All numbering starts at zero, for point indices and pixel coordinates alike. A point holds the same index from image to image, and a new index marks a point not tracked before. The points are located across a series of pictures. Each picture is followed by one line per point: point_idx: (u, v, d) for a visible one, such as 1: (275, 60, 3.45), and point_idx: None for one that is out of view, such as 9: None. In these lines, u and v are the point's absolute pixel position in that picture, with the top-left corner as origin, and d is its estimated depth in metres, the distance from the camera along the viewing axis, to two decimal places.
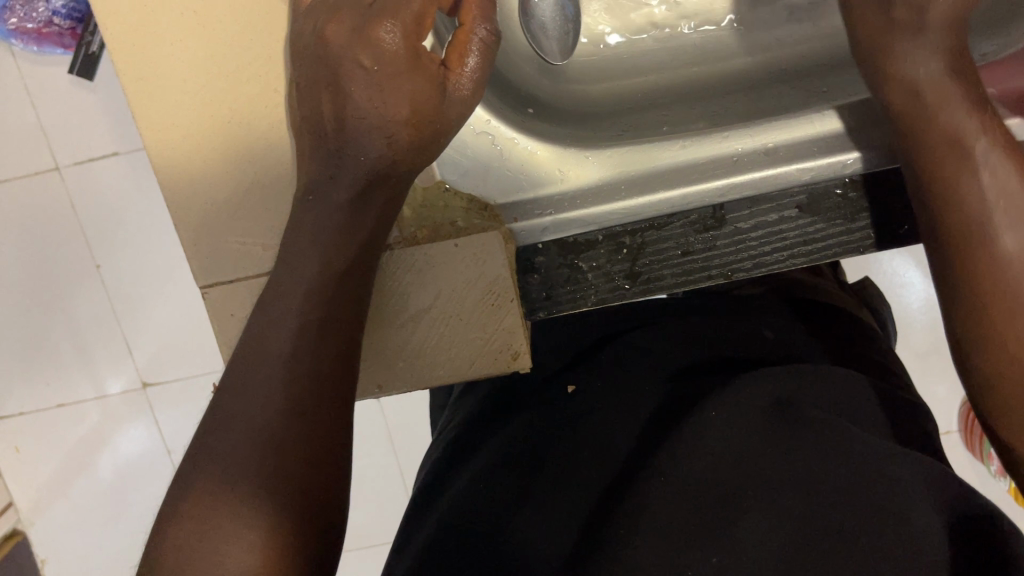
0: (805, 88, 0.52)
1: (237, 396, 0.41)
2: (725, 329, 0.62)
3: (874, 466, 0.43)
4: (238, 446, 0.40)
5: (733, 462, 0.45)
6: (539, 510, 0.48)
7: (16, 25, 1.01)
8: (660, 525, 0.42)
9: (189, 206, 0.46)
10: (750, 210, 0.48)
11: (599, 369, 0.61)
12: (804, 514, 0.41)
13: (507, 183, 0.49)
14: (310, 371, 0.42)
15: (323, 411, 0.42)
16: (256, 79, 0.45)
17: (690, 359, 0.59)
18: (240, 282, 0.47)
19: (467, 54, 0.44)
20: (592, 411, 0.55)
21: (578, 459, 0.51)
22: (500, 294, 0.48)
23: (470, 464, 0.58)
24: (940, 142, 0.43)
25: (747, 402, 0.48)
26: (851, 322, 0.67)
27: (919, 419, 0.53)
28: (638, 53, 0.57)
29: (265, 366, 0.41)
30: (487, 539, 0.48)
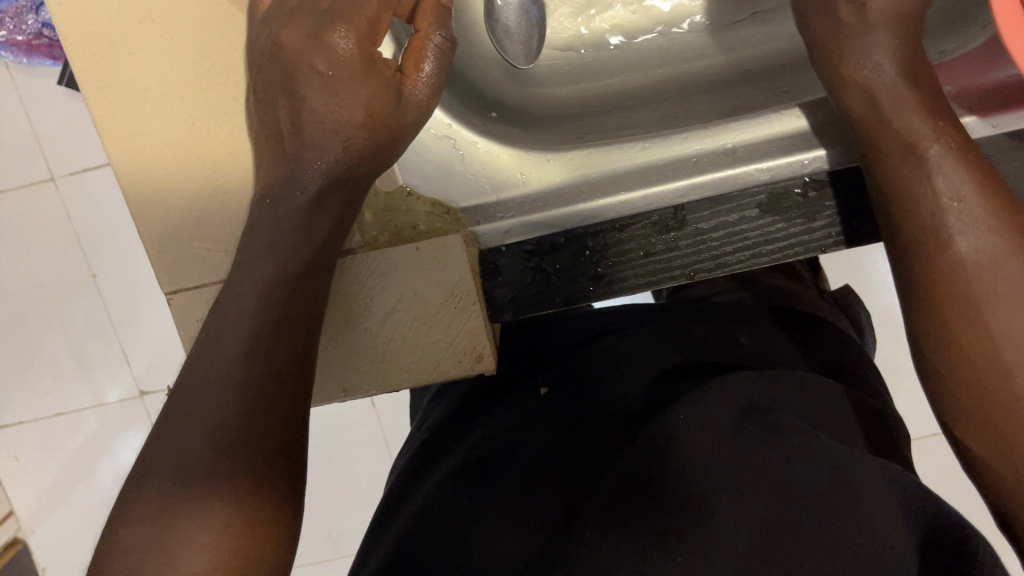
0: (766, 89, 0.53)
1: (192, 399, 0.41)
2: (698, 334, 0.63)
3: (843, 465, 0.42)
4: (192, 451, 0.40)
5: (704, 459, 0.44)
6: (509, 509, 0.48)
7: (6, 38, 1.03)
8: (627, 530, 0.42)
9: (152, 212, 0.47)
10: (710, 210, 0.48)
11: (573, 372, 0.61)
12: (771, 514, 0.41)
13: (471, 188, 0.49)
14: (265, 373, 0.42)
15: (281, 413, 0.42)
16: (214, 86, 0.46)
17: (667, 362, 0.59)
18: (204, 288, 0.48)
19: (422, 59, 0.44)
20: (566, 414, 0.55)
21: (546, 462, 0.51)
22: (463, 296, 0.49)
23: (445, 464, 0.58)
24: (896, 149, 0.42)
25: (718, 403, 0.48)
26: (827, 327, 0.68)
27: (888, 425, 0.53)
28: (604, 56, 0.58)
29: (220, 368, 0.41)
30: (452, 540, 0.47)
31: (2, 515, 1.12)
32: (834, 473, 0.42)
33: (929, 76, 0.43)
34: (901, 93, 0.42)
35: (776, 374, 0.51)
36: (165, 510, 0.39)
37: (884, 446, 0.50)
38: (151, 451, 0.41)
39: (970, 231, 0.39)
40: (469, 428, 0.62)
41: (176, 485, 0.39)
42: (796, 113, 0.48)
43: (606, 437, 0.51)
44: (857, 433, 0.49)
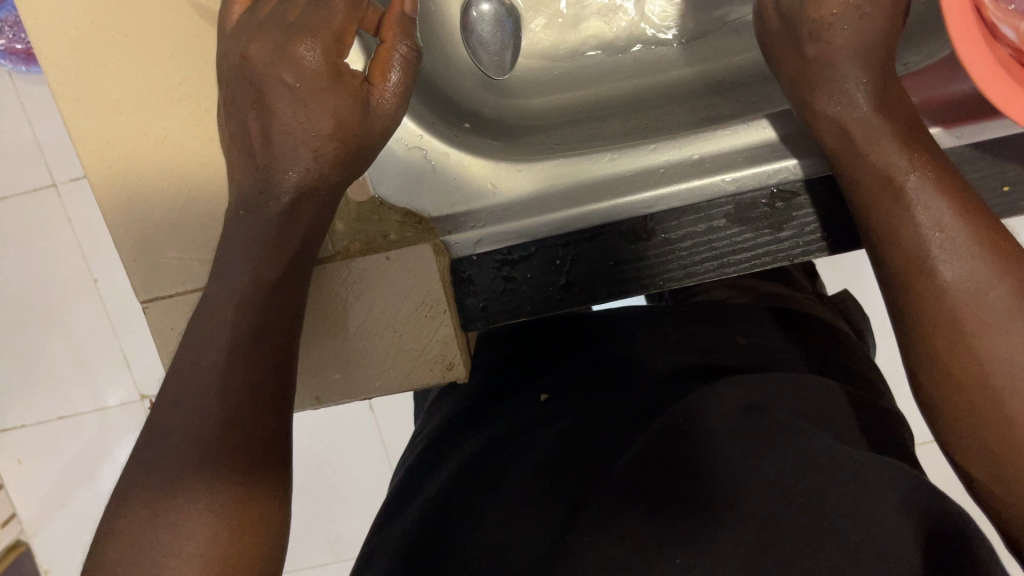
0: (736, 99, 0.53)
1: (175, 410, 0.42)
2: (687, 337, 0.62)
3: (838, 466, 0.43)
4: (174, 459, 0.41)
5: (700, 462, 0.45)
6: (507, 512, 0.49)
7: (6, 47, 1.02)
8: (628, 527, 0.42)
9: (129, 223, 0.48)
10: (678, 221, 0.49)
11: (574, 381, 0.62)
12: (771, 513, 0.41)
13: (441, 197, 0.49)
14: (246, 383, 0.43)
15: (262, 424, 0.43)
16: (187, 98, 0.46)
17: (667, 368, 0.59)
18: (179, 297, 0.49)
19: (389, 69, 0.45)
20: (563, 418, 0.56)
21: (544, 466, 0.51)
22: (433, 305, 0.49)
23: (445, 469, 0.59)
24: (874, 180, 0.42)
25: (716, 410, 0.48)
26: (822, 329, 0.67)
27: (887, 420, 0.53)
28: (582, 68, 0.58)
29: (201, 379, 0.42)
30: (456, 545, 0.48)
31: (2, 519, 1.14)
32: (827, 483, 0.42)
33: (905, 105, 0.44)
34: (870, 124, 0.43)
35: (774, 382, 0.51)
36: (146, 518, 0.39)
37: (884, 443, 0.49)
38: (134, 462, 0.42)
39: (953, 261, 0.39)
40: (468, 432, 0.62)
41: (159, 492, 0.40)
42: (762, 122, 0.48)
43: (605, 440, 0.51)
44: (859, 434, 0.49)
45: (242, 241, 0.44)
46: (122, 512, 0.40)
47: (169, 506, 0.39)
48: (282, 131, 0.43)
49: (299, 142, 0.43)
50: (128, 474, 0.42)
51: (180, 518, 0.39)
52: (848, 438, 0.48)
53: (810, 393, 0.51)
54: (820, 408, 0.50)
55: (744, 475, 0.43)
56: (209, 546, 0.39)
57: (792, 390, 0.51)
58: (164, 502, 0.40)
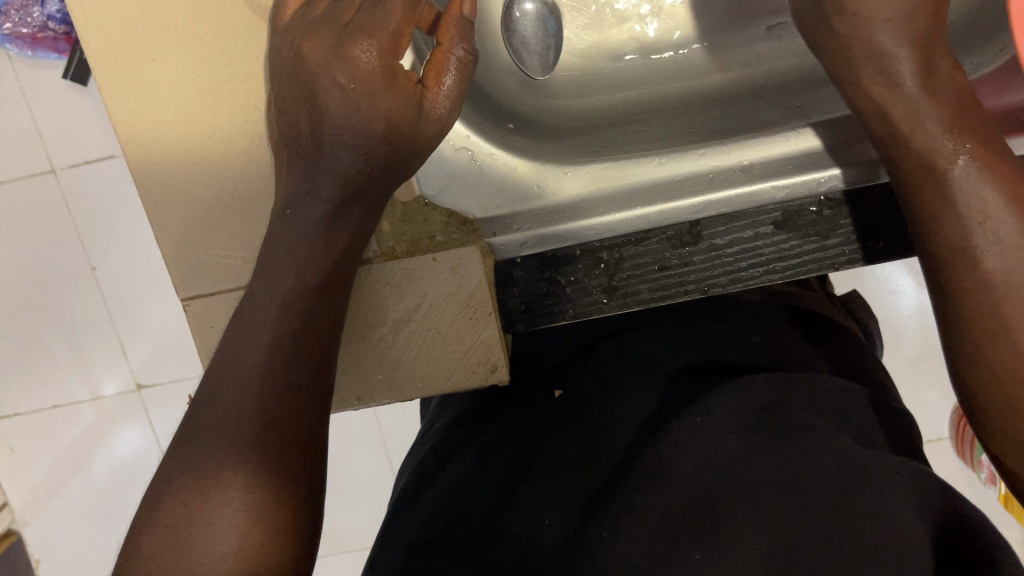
0: (779, 104, 0.53)
1: (214, 410, 0.41)
2: (704, 329, 0.62)
3: (861, 470, 0.42)
4: (213, 459, 0.40)
5: (721, 460, 0.44)
6: (525, 507, 0.48)
7: (11, 30, 1.01)
8: (637, 527, 0.42)
9: (171, 219, 0.47)
10: (725, 226, 0.49)
11: (585, 374, 0.61)
12: (789, 515, 0.40)
13: (485, 199, 0.49)
14: (286, 385, 0.42)
15: (298, 426, 0.42)
16: (236, 95, 0.46)
17: (685, 359, 0.58)
18: (221, 295, 0.48)
19: (444, 73, 0.44)
20: (582, 411, 0.55)
21: (557, 460, 0.50)
22: (478, 307, 0.49)
23: (458, 461, 0.58)
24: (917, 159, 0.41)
25: (736, 407, 0.48)
26: (840, 328, 0.66)
27: (907, 420, 0.52)
28: (623, 70, 0.58)
29: (240, 379, 0.42)
30: (468, 541, 0.47)
31: None
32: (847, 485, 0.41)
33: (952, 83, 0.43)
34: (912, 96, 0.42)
35: (799, 378, 0.51)
36: (182, 518, 0.39)
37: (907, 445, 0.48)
38: (171, 460, 0.41)
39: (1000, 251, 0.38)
40: (476, 429, 0.61)
41: (198, 492, 0.39)
42: (807, 132, 0.48)
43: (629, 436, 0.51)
44: (882, 435, 0.48)
45: (286, 242, 0.44)
46: (160, 510, 0.40)
47: (207, 507, 0.39)
48: (330, 130, 0.42)
49: (346, 144, 0.42)
50: (164, 472, 0.41)
51: (217, 518, 0.39)
52: (866, 438, 0.47)
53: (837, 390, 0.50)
54: (843, 409, 0.49)
55: (771, 476, 0.42)
56: (241, 549, 0.39)
57: (821, 388, 0.50)
58: (202, 502, 0.39)
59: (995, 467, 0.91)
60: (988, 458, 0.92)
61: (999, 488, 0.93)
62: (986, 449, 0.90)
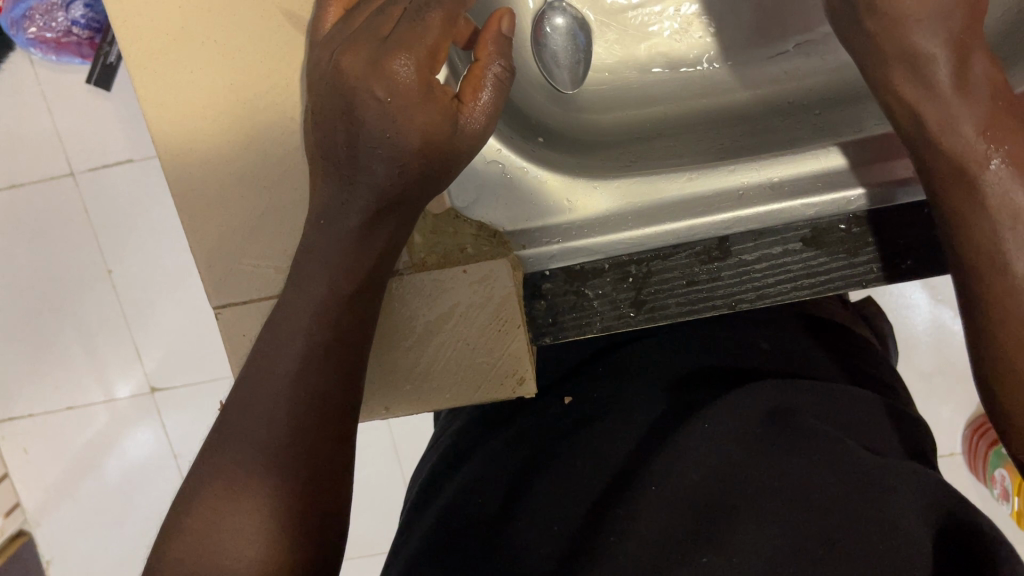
0: (803, 120, 0.54)
1: (244, 417, 0.42)
2: (723, 339, 0.61)
3: (870, 477, 0.42)
4: (243, 467, 0.40)
5: (724, 471, 0.44)
6: (537, 517, 0.47)
7: (36, 35, 1.01)
8: (644, 533, 0.42)
9: (205, 227, 0.48)
10: (754, 242, 0.49)
11: (605, 379, 0.60)
12: (792, 521, 0.40)
13: (516, 212, 0.50)
14: (313, 394, 0.42)
15: (324, 431, 0.42)
16: (272, 106, 0.46)
17: (697, 365, 0.58)
18: (253, 303, 0.48)
19: (480, 89, 0.44)
20: (595, 413, 0.55)
21: (574, 466, 0.50)
22: (507, 320, 0.49)
23: (468, 466, 0.58)
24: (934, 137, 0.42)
25: (743, 414, 0.47)
26: (860, 339, 0.66)
27: (919, 429, 0.52)
28: (650, 83, 0.59)
29: (271, 386, 0.42)
30: (477, 551, 0.47)
31: (9, 508, 1.12)
32: (850, 493, 0.41)
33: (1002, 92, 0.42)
34: (943, 94, 0.42)
35: (806, 383, 0.51)
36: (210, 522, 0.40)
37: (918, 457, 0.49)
38: (201, 466, 0.42)
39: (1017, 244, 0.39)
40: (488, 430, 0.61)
41: (227, 498, 0.40)
42: (830, 151, 0.49)
43: (637, 441, 0.50)
44: (893, 445, 0.48)
45: (319, 253, 0.44)
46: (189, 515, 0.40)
47: (235, 513, 0.39)
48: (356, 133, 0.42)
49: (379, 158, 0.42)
50: (195, 478, 0.41)
51: (245, 525, 0.39)
52: (879, 447, 0.47)
53: (843, 395, 0.50)
54: (853, 414, 0.49)
55: (776, 483, 0.42)
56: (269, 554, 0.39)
57: (827, 393, 0.50)
58: (230, 508, 0.40)
59: (1007, 483, 0.89)
60: (1001, 474, 0.90)
61: (1011, 505, 0.91)
62: (999, 465, 0.89)
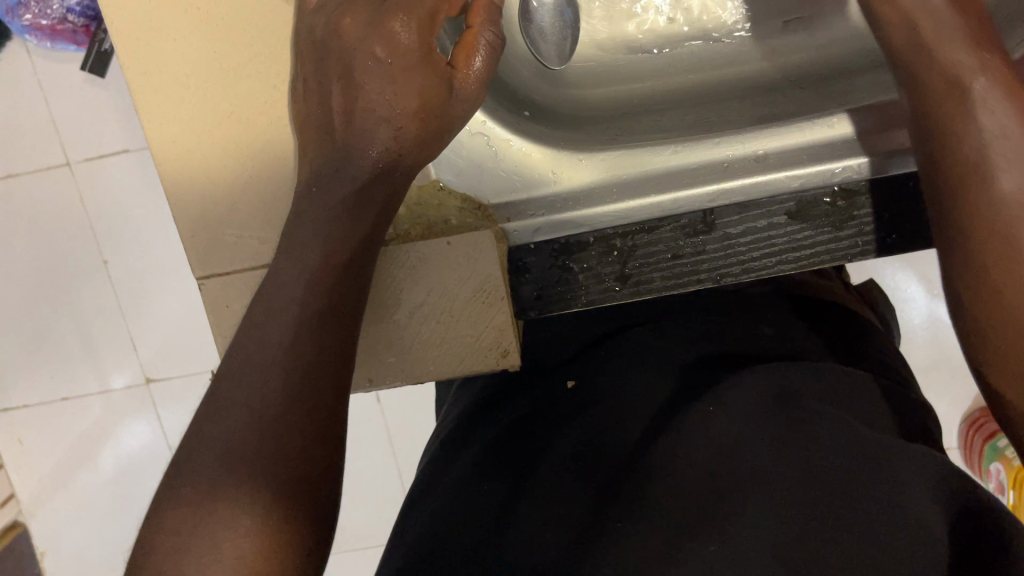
0: (791, 99, 0.54)
1: (236, 386, 0.41)
2: (717, 324, 0.61)
3: (875, 461, 0.42)
4: (233, 436, 0.39)
5: (730, 457, 0.43)
6: (543, 504, 0.46)
7: (31, 21, 0.99)
8: (654, 521, 0.41)
9: (190, 200, 0.48)
10: (739, 216, 0.49)
11: (602, 364, 0.60)
12: (800, 505, 0.40)
13: (501, 185, 0.50)
14: (309, 364, 0.41)
15: (323, 405, 0.41)
16: (256, 75, 0.46)
17: (697, 354, 0.57)
18: (237, 275, 0.48)
19: (473, 55, 0.45)
20: (597, 401, 0.54)
21: (573, 454, 0.49)
22: (491, 292, 0.49)
23: (466, 455, 0.57)
24: (945, 90, 0.42)
25: (746, 406, 0.47)
26: (855, 320, 0.66)
27: (920, 412, 0.52)
28: (640, 63, 0.58)
29: (263, 355, 0.41)
30: (480, 536, 0.46)
31: (4, 498, 1.12)
32: (855, 479, 0.41)
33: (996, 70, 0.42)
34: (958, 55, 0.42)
35: (811, 372, 0.51)
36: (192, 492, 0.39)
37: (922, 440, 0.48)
38: (194, 435, 0.40)
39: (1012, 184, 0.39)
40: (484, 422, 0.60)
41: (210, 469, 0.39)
42: (843, 118, 0.49)
43: (640, 428, 0.50)
44: (897, 428, 0.48)
45: (310, 219, 0.43)
46: (170, 486, 0.39)
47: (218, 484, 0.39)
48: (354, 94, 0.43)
49: (369, 125, 0.43)
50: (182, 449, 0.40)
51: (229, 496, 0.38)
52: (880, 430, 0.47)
53: (845, 385, 0.50)
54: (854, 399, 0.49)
55: (783, 469, 0.42)
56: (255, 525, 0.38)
57: (828, 380, 0.50)
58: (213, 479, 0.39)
59: (1001, 477, 0.92)
60: (996, 468, 0.93)
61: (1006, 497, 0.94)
62: (994, 459, 0.91)
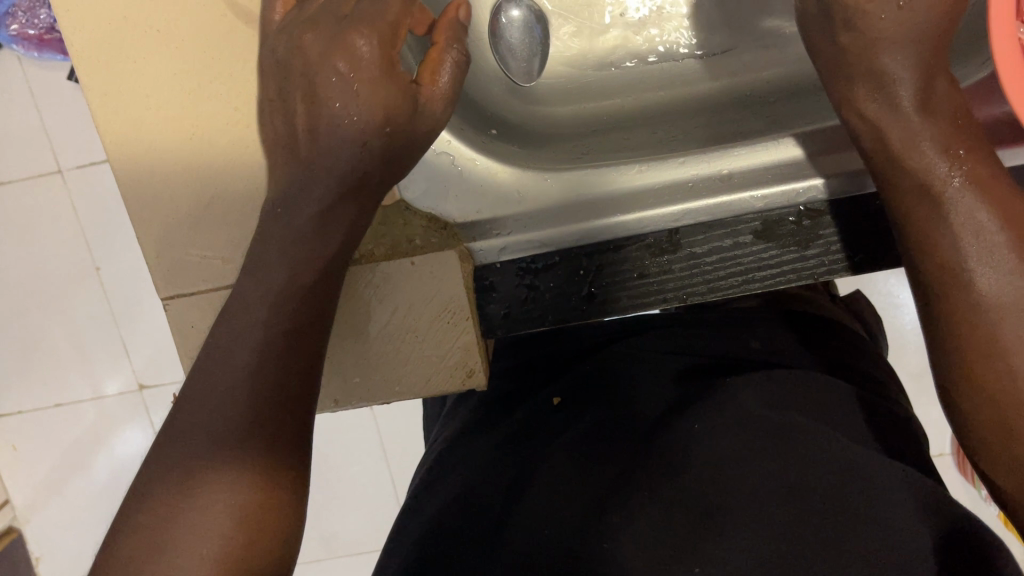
0: (756, 115, 0.54)
1: (201, 407, 0.40)
2: (708, 338, 0.60)
3: (859, 471, 0.42)
4: (191, 464, 0.39)
5: (726, 470, 0.43)
6: (540, 512, 0.45)
7: (18, 31, 1.01)
8: (639, 541, 0.41)
9: (154, 219, 0.47)
10: (704, 235, 0.49)
11: (593, 368, 0.59)
12: (779, 524, 0.40)
13: (466, 204, 0.50)
14: (278, 380, 0.41)
15: (293, 417, 0.42)
16: (217, 95, 0.46)
17: (688, 364, 0.56)
18: (203, 295, 0.48)
19: (439, 72, 0.45)
20: (592, 403, 0.54)
21: (568, 457, 0.48)
22: (456, 312, 0.49)
23: (459, 461, 0.56)
24: (873, 95, 0.45)
25: (741, 415, 0.46)
26: (837, 326, 0.65)
27: (907, 423, 0.51)
28: (611, 77, 0.59)
29: (229, 374, 0.41)
30: (475, 547, 0.45)
31: None
32: (833, 494, 0.41)
33: (948, 95, 0.44)
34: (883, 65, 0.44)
35: (798, 385, 0.50)
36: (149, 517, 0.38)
37: (905, 449, 0.47)
38: (152, 459, 0.40)
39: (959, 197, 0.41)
40: (474, 429, 0.59)
41: (166, 494, 0.39)
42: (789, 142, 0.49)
43: (636, 432, 0.49)
44: (875, 436, 0.47)
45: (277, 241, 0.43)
46: (128, 514, 0.39)
47: (175, 509, 0.38)
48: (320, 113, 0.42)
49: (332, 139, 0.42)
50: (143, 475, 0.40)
51: (189, 520, 0.38)
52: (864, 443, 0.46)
53: (830, 396, 0.50)
54: (834, 407, 0.49)
55: (757, 479, 0.42)
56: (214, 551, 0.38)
57: (808, 388, 0.50)
58: (173, 503, 0.38)
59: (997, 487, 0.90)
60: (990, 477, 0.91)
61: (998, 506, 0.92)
62: None
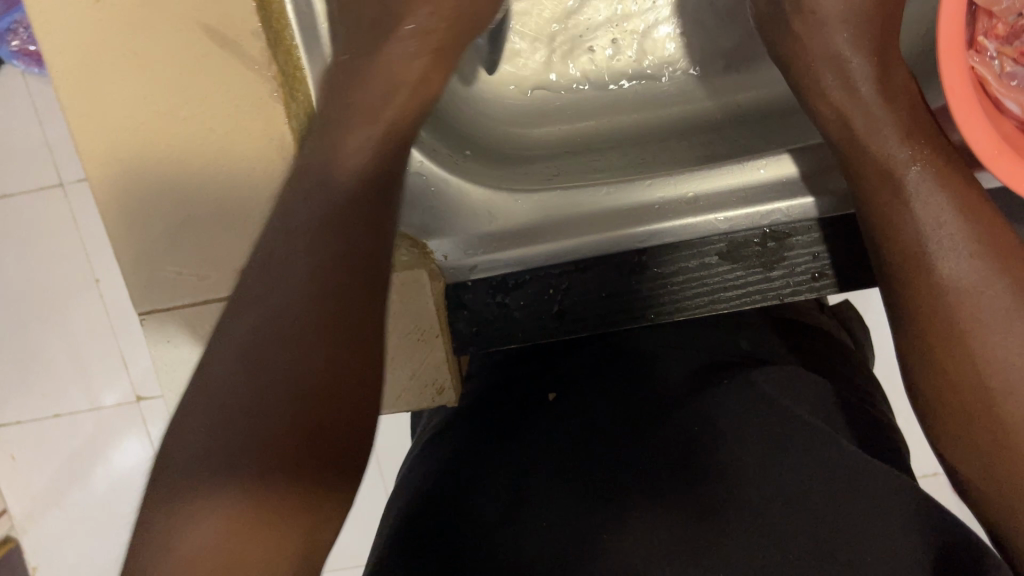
0: (727, 136, 0.55)
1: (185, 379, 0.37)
2: (703, 336, 0.60)
3: (860, 485, 0.41)
4: None
5: (737, 482, 0.41)
6: (539, 505, 0.43)
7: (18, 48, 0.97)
8: (644, 543, 0.39)
9: (133, 233, 0.49)
10: (671, 256, 0.50)
11: (595, 362, 0.57)
12: (781, 532, 0.39)
13: (437, 225, 0.50)
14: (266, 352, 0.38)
15: None
16: (194, 120, 0.47)
17: (692, 363, 0.55)
18: (178, 308, 0.51)
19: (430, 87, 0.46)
20: (594, 396, 0.52)
21: (570, 453, 0.46)
22: (427, 331, 0.50)
23: (453, 436, 0.53)
24: (837, 91, 0.45)
25: (752, 429, 0.45)
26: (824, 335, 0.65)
27: (884, 434, 0.52)
28: (585, 98, 0.61)
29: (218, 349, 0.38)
30: (468, 530, 0.43)
31: None
32: (839, 507, 0.40)
33: (905, 86, 0.44)
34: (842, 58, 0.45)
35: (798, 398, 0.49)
36: None
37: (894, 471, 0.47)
38: None
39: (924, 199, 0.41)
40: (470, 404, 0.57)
41: None
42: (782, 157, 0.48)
43: (642, 428, 0.47)
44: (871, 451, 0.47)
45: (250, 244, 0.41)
46: None
47: None
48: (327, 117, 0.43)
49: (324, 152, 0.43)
50: None
51: None
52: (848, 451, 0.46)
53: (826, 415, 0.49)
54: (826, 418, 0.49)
55: (760, 491, 0.41)
56: None
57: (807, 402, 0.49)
58: None
59: None
60: None
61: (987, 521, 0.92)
62: None
